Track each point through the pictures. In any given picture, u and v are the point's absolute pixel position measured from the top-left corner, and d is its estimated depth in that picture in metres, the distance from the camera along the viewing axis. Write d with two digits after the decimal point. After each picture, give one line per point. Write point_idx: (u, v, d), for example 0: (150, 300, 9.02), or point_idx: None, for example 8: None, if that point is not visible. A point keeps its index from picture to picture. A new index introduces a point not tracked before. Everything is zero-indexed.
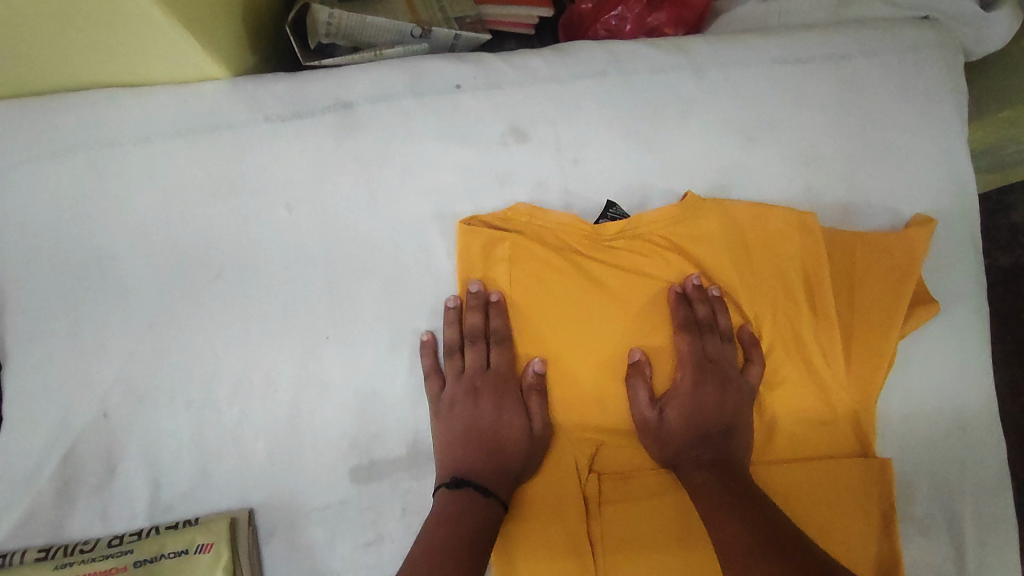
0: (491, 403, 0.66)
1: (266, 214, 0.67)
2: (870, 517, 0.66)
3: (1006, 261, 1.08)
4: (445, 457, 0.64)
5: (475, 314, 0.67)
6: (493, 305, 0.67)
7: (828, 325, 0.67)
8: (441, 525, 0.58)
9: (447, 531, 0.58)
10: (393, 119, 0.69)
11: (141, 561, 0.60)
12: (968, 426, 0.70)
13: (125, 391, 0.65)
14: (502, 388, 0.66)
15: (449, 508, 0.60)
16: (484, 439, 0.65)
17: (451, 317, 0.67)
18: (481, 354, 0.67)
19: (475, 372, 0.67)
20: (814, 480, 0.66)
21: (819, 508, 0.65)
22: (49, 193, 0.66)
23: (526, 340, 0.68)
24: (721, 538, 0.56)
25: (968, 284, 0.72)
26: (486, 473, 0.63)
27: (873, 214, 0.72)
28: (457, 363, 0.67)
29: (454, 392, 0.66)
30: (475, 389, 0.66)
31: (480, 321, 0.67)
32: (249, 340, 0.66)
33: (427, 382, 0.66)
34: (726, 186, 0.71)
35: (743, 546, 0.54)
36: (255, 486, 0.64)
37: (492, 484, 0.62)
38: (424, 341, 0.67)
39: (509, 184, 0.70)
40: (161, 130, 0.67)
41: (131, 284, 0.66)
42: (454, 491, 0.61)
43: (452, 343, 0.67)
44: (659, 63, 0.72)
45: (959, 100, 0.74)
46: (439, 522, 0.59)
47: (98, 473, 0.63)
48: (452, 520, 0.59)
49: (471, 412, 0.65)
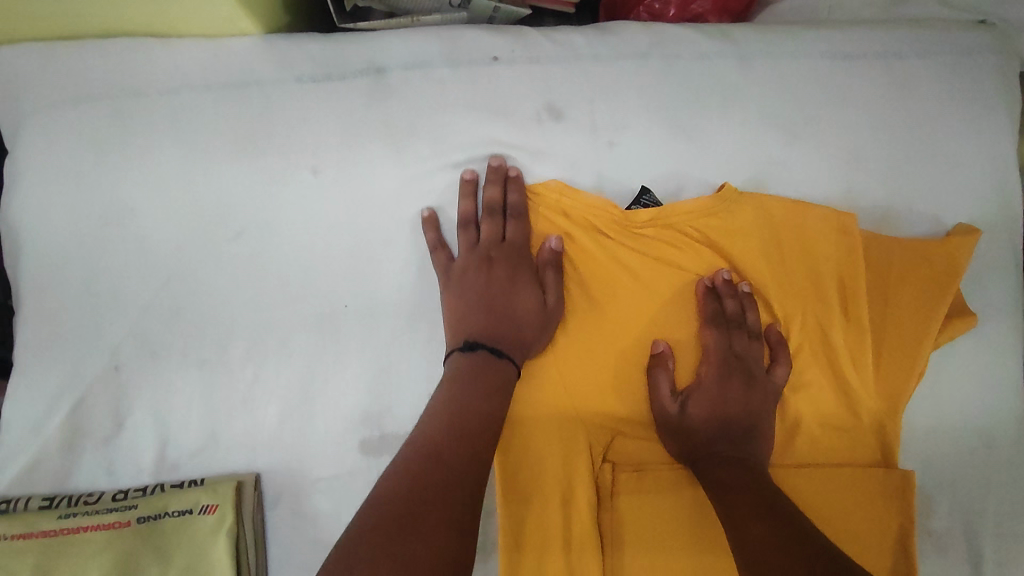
0: (507, 270, 0.66)
1: (291, 175, 0.65)
2: (884, 528, 0.64)
3: None
4: (457, 325, 0.63)
5: (495, 186, 0.66)
6: (513, 179, 0.67)
7: (860, 331, 0.65)
8: (450, 386, 0.59)
9: (459, 390, 0.58)
10: (427, 87, 0.67)
11: (145, 517, 0.59)
12: (996, 444, 0.68)
13: (137, 345, 0.63)
14: (514, 259, 0.66)
15: (459, 368, 0.60)
16: (497, 311, 0.64)
17: (466, 189, 0.67)
18: (496, 225, 0.66)
19: (492, 241, 0.66)
20: (828, 489, 0.65)
21: (831, 515, 0.64)
22: (74, 138, 0.65)
23: (544, 217, 0.68)
24: (741, 536, 0.55)
25: (1007, 299, 0.69)
26: (498, 335, 0.63)
27: (913, 219, 0.70)
28: (472, 234, 0.66)
29: (467, 260, 0.66)
30: (490, 258, 0.66)
31: (498, 195, 0.66)
32: (267, 302, 0.65)
33: (436, 253, 0.66)
34: (764, 179, 0.69)
35: (762, 545, 0.53)
36: (263, 450, 0.63)
37: (505, 346, 0.62)
38: (424, 219, 0.66)
39: (541, 162, 0.68)
40: (189, 83, 0.65)
41: (149, 237, 0.65)
42: (468, 353, 0.61)
43: (468, 215, 0.67)
44: (703, 49, 0.70)
45: (1011, 109, 0.71)
46: (449, 387, 0.59)
47: (105, 426, 0.63)
48: (463, 380, 0.59)
49: (484, 280, 0.65)
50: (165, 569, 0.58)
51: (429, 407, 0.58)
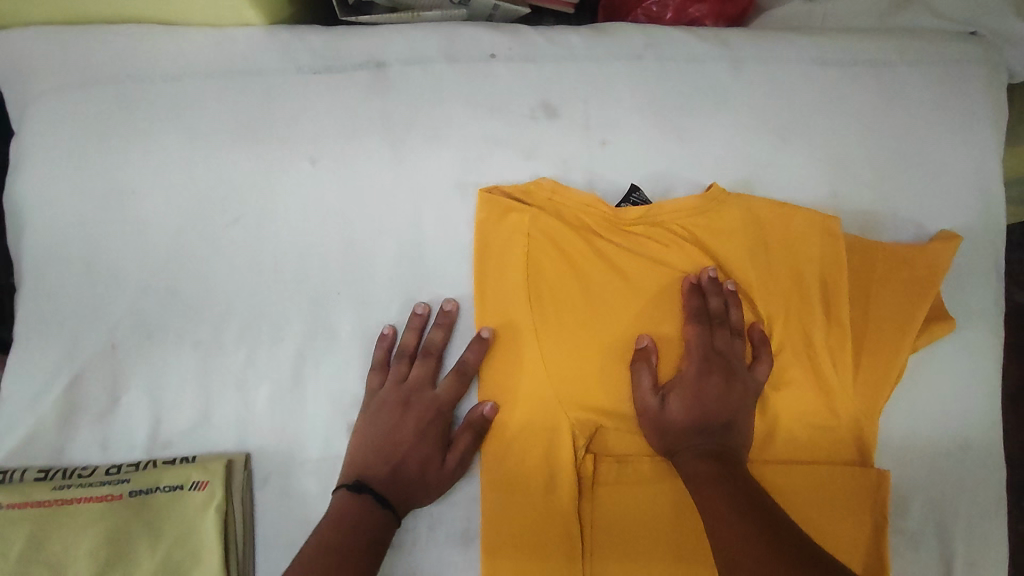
0: (418, 421, 0.65)
1: (289, 164, 0.67)
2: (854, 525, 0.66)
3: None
4: (358, 461, 0.63)
5: (439, 331, 0.67)
6: (444, 322, 0.67)
7: (840, 332, 0.67)
8: (333, 524, 0.58)
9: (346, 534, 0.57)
10: (424, 83, 0.69)
11: (137, 491, 0.61)
12: (970, 446, 0.69)
13: (134, 325, 0.65)
14: (433, 416, 0.66)
15: (343, 510, 0.59)
16: (400, 453, 0.64)
17: (416, 323, 0.66)
18: (426, 372, 0.66)
19: (417, 384, 0.66)
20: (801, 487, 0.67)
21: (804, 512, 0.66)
22: (78, 122, 0.66)
23: (493, 375, 0.67)
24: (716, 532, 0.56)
25: (986, 305, 0.71)
26: (389, 484, 0.62)
27: (898, 225, 0.71)
28: (402, 368, 0.66)
29: (387, 394, 0.65)
30: (409, 401, 0.65)
31: (441, 339, 0.67)
32: (262, 286, 0.66)
33: (370, 372, 0.66)
34: (752, 182, 0.70)
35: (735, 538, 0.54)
36: (254, 430, 0.65)
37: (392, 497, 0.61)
38: (383, 334, 0.66)
39: (534, 159, 0.69)
40: (192, 70, 0.67)
41: (149, 219, 0.66)
42: (354, 495, 0.60)
43: (408, 347, 0.66)
44: (697, 52, 0.71)
45: (997, 120, 0.73)
46: (334, 524, 0.58)
47: (102, 402, 0.64)
48: (350, 525, 0.58)
49: (394, 422, 0.64)
50: (156, 542, 0.60)
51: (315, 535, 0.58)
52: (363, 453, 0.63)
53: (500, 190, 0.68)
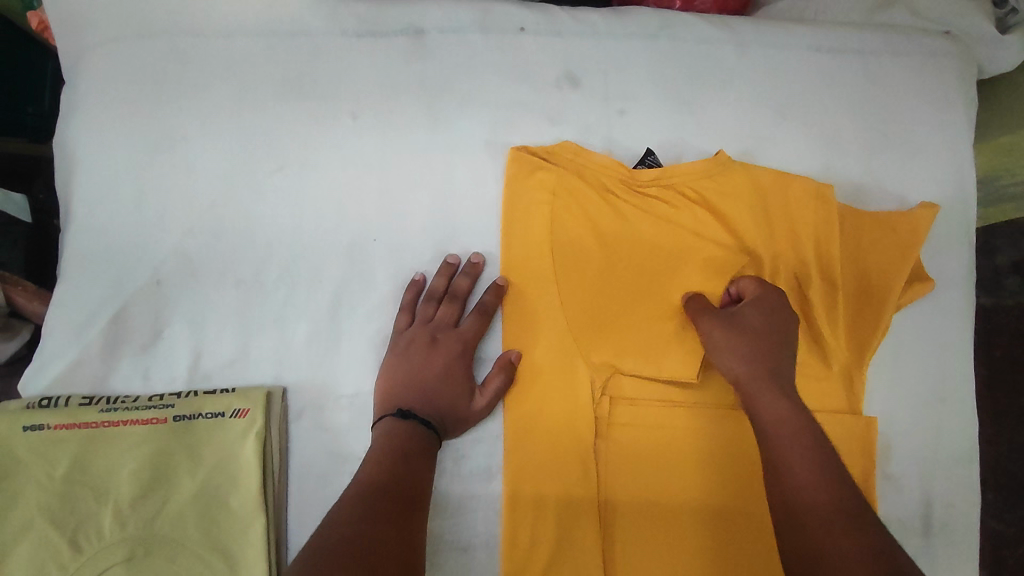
0: (447, 357, 0.69)
1: (331, 119, 0.72)
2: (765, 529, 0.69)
3: (985, 300, 1.07)
4: (392, 393, 0.67)
5: (465, 278, 0.71)
6: (468, 269, 0.71)
7: (832, 288, 0.74)
8: (381, 444, 0.63)
9: (395, 453, 0.62)
10: (460, 50, 0.74)
11: (180, 416, 0.64)
12: (948, 398, 0.76)
13: (179, 262, 0.68)
14: (459, 352, 0.70)
15: (391, 430, 0.64)
16: (429, 386, 0.68)
17: (444, 270, 0.71)
18: (452, 314, 0.71)
19: (444, 325, 0.70)
20: (737, 477, 0.70)
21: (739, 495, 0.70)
22: (133, 70, 0.70)
23: (514, 316, 0.72)
24: (769, 433, 0.60)
25: (960, 271, 0.79)
26: (429, 410, 0.67)
27: (882, 197, 0.79)
28: (430, 310, 0.70)
29: (416, 333, 0.69)
30: (436, 339, 0.69)
31: (466, 286, 0.71)
32: (303, 231, 0.70)
33: (398, 314, 0.70)
34: (754, 152, 0.77)
35: (790, 447, 0.57)
36: (291, 366, 0.68)
37: (434, 422, 0.66)
38: (414, 280, 0.70)
39: (558, 124, 0.75)
40: (243, 29, 0.72)
41: (197, 163, 0.70)
42: (400, 420, 0.65)
43: (437, 291, 0.71)
44: (707, 34, 0.78)
45: (969, 108, 0.81)
46: (385, 443, 0.63)
47: (144, 334, 0.67)
48: (396, 445, 0.63)
49: (424, 357, 0.68)
50: (196, 466, 0.63)
51: (372, 450, 0.63)
52: (395, 387, 0.67)
53: (526, 153, 0.73)
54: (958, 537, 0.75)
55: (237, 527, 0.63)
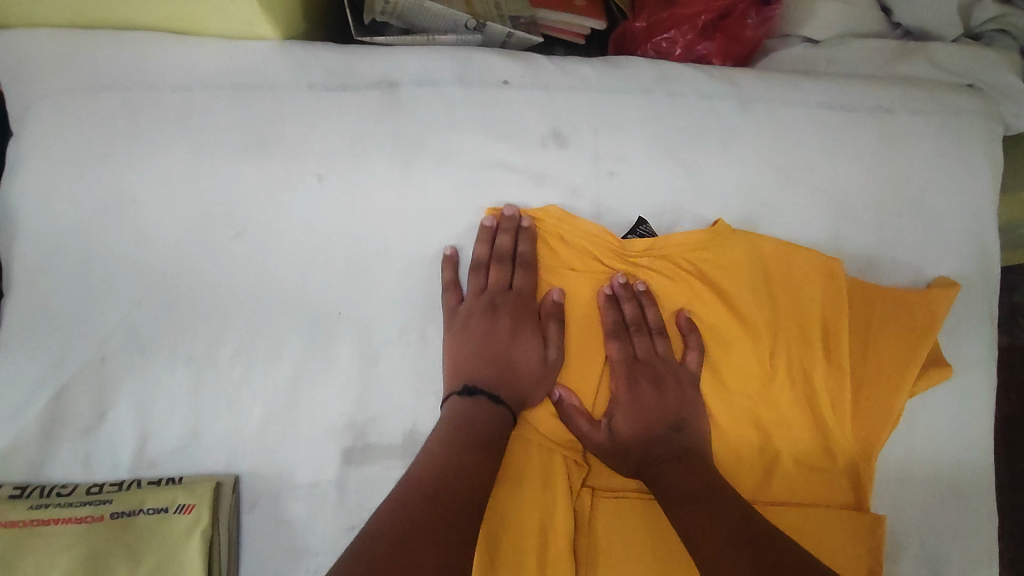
0: (509, 322, 0.66)
1: (296, 181, 0.66)
2: None
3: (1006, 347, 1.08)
4: (462, 370, 0.64)
5: (508, 235, 0.67)
6: (524, 230, 0.67)
7: (840, 373, 0.67)
8: None
9: None
10: (437, 105, 0.69)
11: (118, 513, 0.59)
12: (962, 493, 0.70)
13: (126, 337, 0.63)
14: (522, 311, 0.66)
15: (458, 414, 0.61)
16: (504, 360, 0.65)
17: (483, 236, 0.67)
18: (506, 274, 0.67)
19: (498, 290, 0.67)
20: None
21: None
22: (82, 126, 0.65)
23: (551, 268, 0.69)
24: (675, 511, 0.59)
25: (980, 353, 0.72)
26: (498, 386, 0.63)
27: (895, 269, 0.72)
28: (481, 279, 0.67)
29: (473, 307, 0.67)
30: (495, 306, 0.67)
31: (510, 243, 0.67)
32: (261, 302, 0.65)
33: (445, 294, 0.67)
34: (754, 219, 0.71)
35: (691, 514, 0.58)
36: (244, 452, 0.63)
37: (502, 394, 0.63)
38: (446, 255, 0.67)
39: (542, 188, 0.69)
40: (201, 81, 0.66)
41: (148, 230, 0.65)
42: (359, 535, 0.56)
43: (480, 259, 0.67)
44: (707, 89, 0.72)
45: (994, 172, 0.74)
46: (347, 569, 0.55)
47: (86, 417, 0.62)
48: None
49: (485, 331, 0.66)
50: (135, 566, 0.57)
51: None
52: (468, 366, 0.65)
53: (515, 217, 0.68)
54: None
55: None
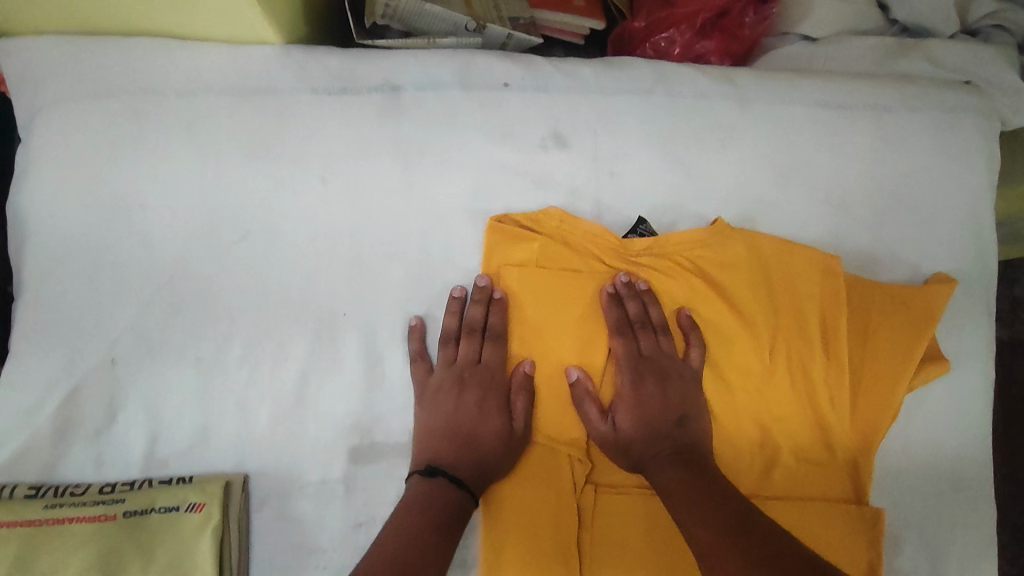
0: (476, 396, 0.66)
1: (300, 184, 0.67)
2: None
3: None
4: (422, 447, 0.64)
5: (479, 306, 0.67)
6: (496, 301, 0.67)
7: (838, 368, 0.68)
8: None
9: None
10: (438, 108, 0.69)
11: (131, 512, 0.59)
12: (962, 485, 0.71)
13: (136, 339, 0.64)
14: (490, 389, 0.66)
15: (419, 496, 0.60)
16: (467, 434, 0.64)
17: (453, 307, 0.67)
18: (475, 347, 0.67)
19: (467, 362, 0.67)
20: None
21: None
22: (89, 132, 0.66)
23: (521, 340, 0.68)
24: (675, 504, 0.59)
25: (978, 347, 0.73)
26: (459, 462, 0.63)
27: (894, 265, 0.73)
28: (450, 352, 0.67)
29: (442, 379, 0.66)
30: (462, 381, 0.66)
31: (481, 314, 0.67)
32: (267, 303, 0.66)
33: (414, 365, 0.66)
34: (754, 217, 0.72)
35: (689, 508, 0.58)
36: (253, 451, 0.64)
37: (462, 474, 0.62)
38: (412, 325, 0.67)
39: (543, 189, 0.70)
40: (205, 86, 0.67)
41: (155, 234, 0.66)
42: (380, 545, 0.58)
43: (450, 331, 0.67)
44: (705, 88, 0.73)
45: (991, 167, 0.75)
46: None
47: (97, 418, 0.63)
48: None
49: (452, 405, 0.65)
50: (147, 564, 0.58)
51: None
52: (430, 441, 0.64)
53: (487, 287, 0.67)
54: None
55: None
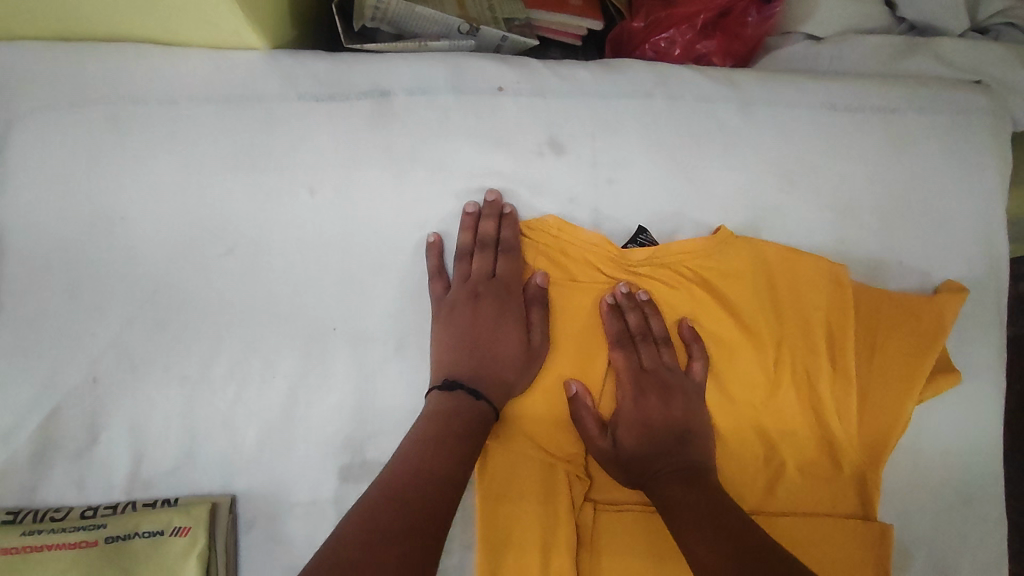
0: (493, 308, 0.65)
1: (287, 194, 0.65)
2: None
3: None
4: (441, 360, 0.63)
5: (490, 221, 0.66)
6: (506, 216, 0.66)
7: (845, 381, 0.66)
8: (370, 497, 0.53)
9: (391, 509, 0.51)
10: (430, 113, 0.67)
11: (113, 537, 0.57)
12: (973, 500, 0.69)
13: (118, 357, 0.62)
14: (506, 299, 0.65)
15: (443, 406, 0.60)
16: (488, 349, 0.64)
17: (465, 224, 0.66)
18: (488, 262, 0.66)
19: (481, 277, 0.66)
20: None
21: None
22: (68, 142, 0.64)
23: (537, 254, 0.67)
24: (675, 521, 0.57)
25: (989, 358, 0.70)
26: (478, 376, 0.62)
27: (902, 273, 0.70)
28: (465, 267, 0.66)
29: (457, 295, 0.65)
30: (478, 295, 0.65)
31: (493, 230, 0.66)
32: (253, 317, 0.63)
33: (432, 281, 0.65)
34: (758, 224, 0.69)
35: (691, 526, 0.56)
36: (240, 472, 0.62)
37: (484, 387, 0.62)
38: (430, 243, 0.66)
39: (540, 197, 0.68)
40: (188, 94, 0.65)
41: (137, 247, 0.63)
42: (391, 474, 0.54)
43: (465, 248, 0.66)
44: (707, 91, 0.70)
45: (1002, 172, 0.73)
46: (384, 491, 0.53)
47: (79, 439, 0.61)
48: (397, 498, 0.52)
49: (471, 316, 0.64)
50: None
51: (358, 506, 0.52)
52: (450, 355, 0.63)
53: (497, 202, 0.66)
54: None
55: None
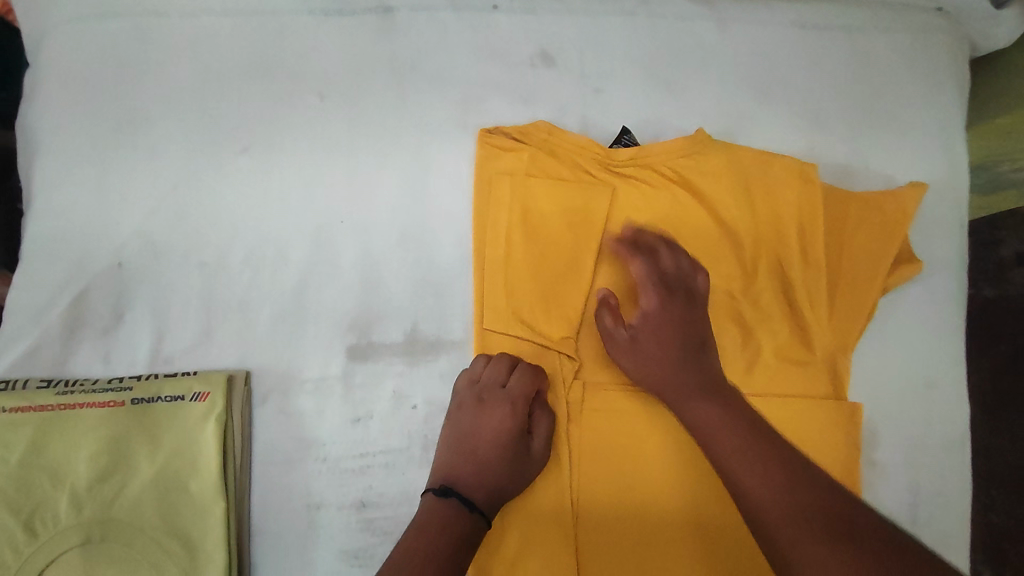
0: (497, 416, 0.65)
1: (298, 99, 0.70)
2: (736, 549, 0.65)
3: None
4: (439, 465, 0.64)
5: (501, 366, 0.66)
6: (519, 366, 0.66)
7: (815, 271, 0.71)
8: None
9: None
10: (430, 28, 0.73)
11: (139, 399, 0.63)
12: (937, 384, 0.74)
13: (141, 245, 0.67)
14: (509, 415, 0.64)
15: (431, 516, 0.59)
16: (485, 468, 0.63)
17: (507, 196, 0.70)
18: (501, 372, 0.66)
19: (489, 385, 0.66)
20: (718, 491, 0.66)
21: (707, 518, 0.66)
22: (96, 51, 0.69)
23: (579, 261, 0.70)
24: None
25: (952, 254, 0.75)
26: (476, 488, 0.62)
27: (869, 176, 0.76)
28: (471, 377, 0.66)
29: (462, 397, 0.66)
30: (482, 401, 0.65)
31: (502, 374, 0.66)
32: (266, 211, 0.69)
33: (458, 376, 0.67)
34: (734, 130, 0.75)
35: (718, 432, 0.57)
36: (254, 350, 0.67)
37: (477, 501, 0.61)
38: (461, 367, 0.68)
39: (531, 104, 0.73)
40: (207, 8, 0.71)
41: (159, 145, 0.69)
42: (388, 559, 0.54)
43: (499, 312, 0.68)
44: (685, 10, 0.76)
45: (961, 85, 0.78)
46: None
47: (105, 317, 0.66)
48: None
49: (472, 420, 0.65)
50: (154, 449, 0.63)
51: None
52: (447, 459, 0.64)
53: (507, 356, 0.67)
54: (949, 527, 0.72)
55: (197, 511, 0.62)
